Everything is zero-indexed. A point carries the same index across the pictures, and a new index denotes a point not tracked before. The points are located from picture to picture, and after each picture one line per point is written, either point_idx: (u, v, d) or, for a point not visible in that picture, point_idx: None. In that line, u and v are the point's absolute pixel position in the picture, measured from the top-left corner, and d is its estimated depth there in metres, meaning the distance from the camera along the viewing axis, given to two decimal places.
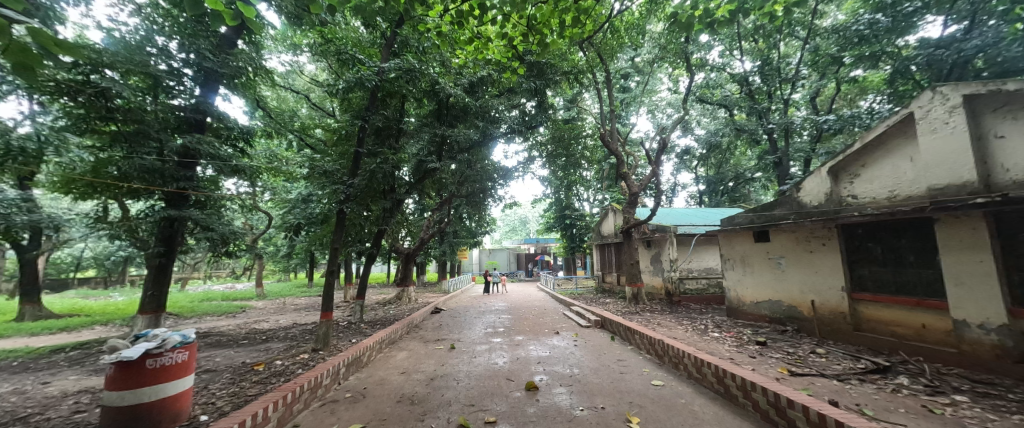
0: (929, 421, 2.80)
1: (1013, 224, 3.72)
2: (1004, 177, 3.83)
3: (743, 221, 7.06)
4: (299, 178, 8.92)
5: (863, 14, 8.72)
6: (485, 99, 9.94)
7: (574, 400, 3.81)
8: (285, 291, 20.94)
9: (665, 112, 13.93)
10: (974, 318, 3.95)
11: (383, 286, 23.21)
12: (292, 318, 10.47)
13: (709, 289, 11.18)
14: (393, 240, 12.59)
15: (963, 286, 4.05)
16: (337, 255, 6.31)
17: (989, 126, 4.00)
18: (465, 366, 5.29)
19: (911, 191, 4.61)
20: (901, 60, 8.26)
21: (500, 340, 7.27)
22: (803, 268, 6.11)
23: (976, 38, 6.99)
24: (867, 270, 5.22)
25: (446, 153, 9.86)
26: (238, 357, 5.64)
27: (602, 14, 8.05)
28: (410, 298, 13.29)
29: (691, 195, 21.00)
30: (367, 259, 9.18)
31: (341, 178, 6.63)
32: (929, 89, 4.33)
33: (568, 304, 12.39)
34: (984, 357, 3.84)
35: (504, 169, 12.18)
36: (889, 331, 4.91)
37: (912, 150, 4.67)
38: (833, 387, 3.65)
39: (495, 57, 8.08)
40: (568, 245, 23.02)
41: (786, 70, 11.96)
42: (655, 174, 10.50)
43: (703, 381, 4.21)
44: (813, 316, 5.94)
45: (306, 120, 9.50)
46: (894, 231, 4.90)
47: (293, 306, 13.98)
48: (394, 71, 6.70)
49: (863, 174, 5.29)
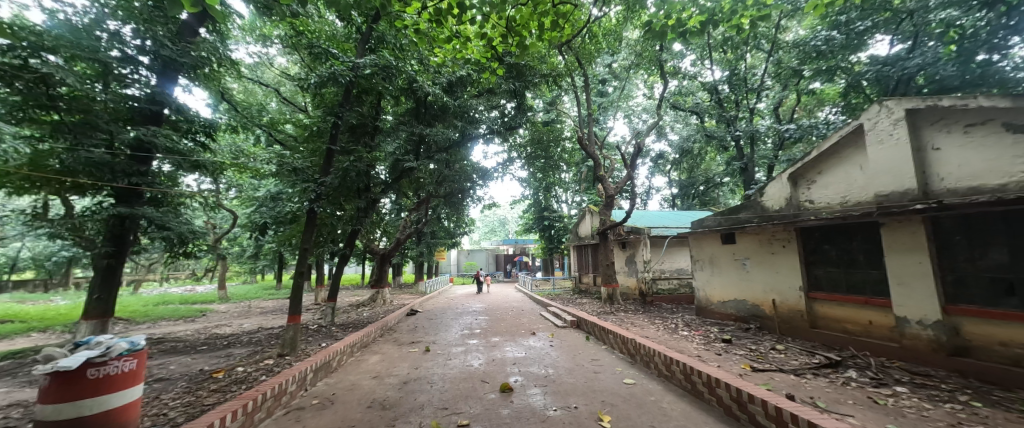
0: (874, 411, 3.00)
1: (947, 227, 4.06)
2: (940, 186, 4.14)
3: (712, 223, 7.37)
4: (267, 175, 8.53)
5: (820, 30, 9.31)
6: (465, 99, 9.86)
7: (548, 400, 3.85)
8: (252, 293, 20.03)
9: (641, 117, 14.35)
10: (915, 314, 4.27)
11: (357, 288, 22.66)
12: (258, 322, 10.00)
13: (680, 289, 11.61)
14: (368, 240, 12.29)
15: (904, 285, 4.39)
16: (307, 256, 6.08)
17: (928, 139, 4.31)
18: (440, 369, 5.22)
19: (861, 197, 4.96)
20: (855, 75, 8.87)
21: (477, 342, 7.23)
22: (766, 268, 6.43)
23: (918, 57, 7.50)
24: (823, 270, 5.56)
25: (424, 152, 9.75)
26: (196, 364, 5.32)
27: (581, 19, 8.21)
28: (385, 300, 13.04)
29: (664, 198, 21.74)
30: (340, 261, 8.89)
31: (312, 176, 6.37)
32: (877, 103, 4.68)
33: (545, 304, 12.49)
34: (922, 350, 4.18)
35: (483, 169, 12.19)
36: (841, 328, 5.24)
37: (861, 158, 5.02)
38: (790, 382, 3.86)
39: (474, 56, 8.05)
40: (547, 245, 23.32)
41: (752, 81, 12.65)
42: (629, 177, 10.67)
43: (671, 378, 4.35)
44: (774, 314, 6.25)
45: (276, 115, 9.12)
46: (846, 234, 5.23)
47: (259, 309, 13.35)
48: (370, 68, 6.52)
49: (818, 181, 5.64)
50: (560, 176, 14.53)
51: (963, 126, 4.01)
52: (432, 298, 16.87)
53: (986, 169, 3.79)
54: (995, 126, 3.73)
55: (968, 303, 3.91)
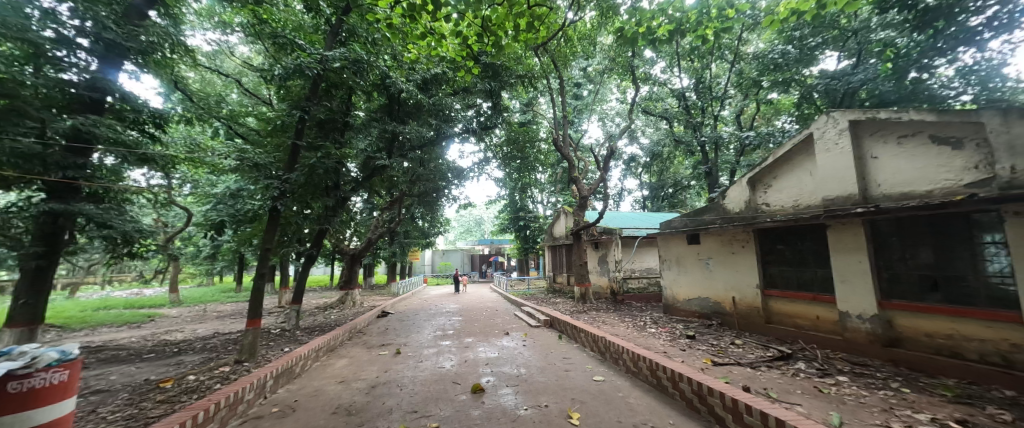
0: (819, 400, 3.24)
1: (884, 229, 4.44)
2: (878, 191, 4.52)
3: (679, 224, 7.68)
4: (225, 171, 8.03)
5: (777, 45, 9.91)
6: (439, 97, 9.70)
7: (519, 400, 3.86)
8: (207, 296, 18.78)
9: (614, 121, 14.71)
10: (854, 310, 4.64)
11: (326, 290, 21.82)
12: (213, 327, 9.39)
13: (649, 288, 11.99)
14: (337, 240, 11.88)
15: (846, 282, 4.76)
16: (269, 256, 5.79)
17: (867, 148, 4.68)
18: (410, 372, 5.12)
19: (811, 201, 5.33)
20: (808, 87, 9.48)
21: (450, 343, 7.15)
22: (727, 267, 6.76)
23: (861, 73, 8.24)
24: (777, 269, 5.93)
25: (398, 150, 9.54)
26: (141, 374, 4.93)
27: (556, 22, 8.28)
28: (355, 302, 12.62)
29: (635, 200, 22.41)
30: (306, 261, 8.53)
31: (275, 173, 6.06)
32: (824, 114, 5.05)
33: (519, 304, 12.54)
34: (861, 342, 4.55)
35: (458, 169, 12.07)
36: (792, 323, 5.61)
37: (811, 165, 5.40)
38: (747, 375, 4.08)
39: (449, 54, 7.94)
40: (522, 246, 23.41)
41: (716, 89, 13.30)
42: (603, 179, 10.87)
43: (638, 374, 4.49)
44: (734, 311, 6.60)
45: (237, 107, 8.61)
46: (798, 235, 5.60)
47: (215, 313, 12.54)
48: (339, 61, 6.28)
49: (774, 185, 5.99)
50: (535, 177, 14.64)
51: (897, 137, 4.38)
52: (404, 299, 16.53)
53: (917, 177, 4.16)
54: (924, 138, 4.10)
55: (900, 298, 4.30)
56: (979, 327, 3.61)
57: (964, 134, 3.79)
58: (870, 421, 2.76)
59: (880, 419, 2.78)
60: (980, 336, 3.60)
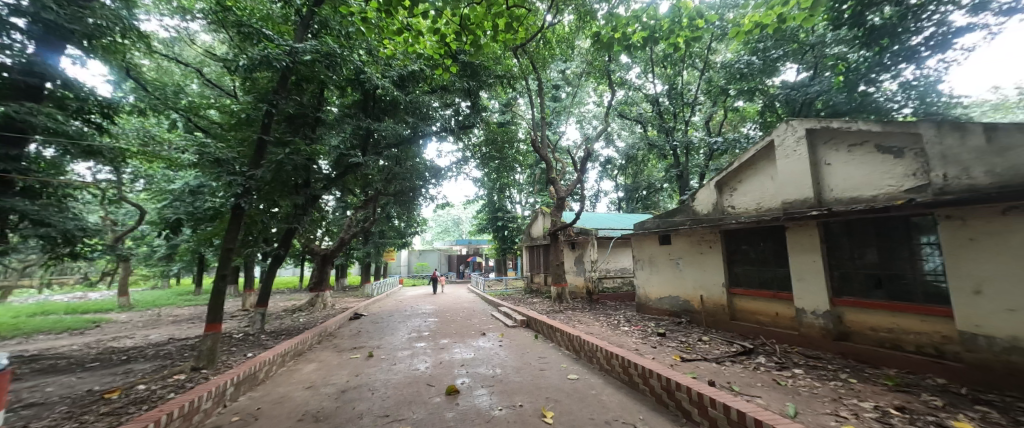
0: (776, 391, 3.43)
1: (836, 230, 4.76)
2: (830, 195, 4.84)
3: (651, 225, 7.90)
4: (184, 166, 7.56)
5: (743, 55, 10.42)
6: (416, 95, 9.55)
7: (494, 400, 3.86)
8: (162, 299, 17.57)
9: (591, 123, 15.01)
10: (810, 306, 4.95)
11: (294, 292, 20.95)
12: (168, 332, 8.80)
13: (624, 287, 12.30)
14: (307, 240, 11.43)
15: (802, 280, 5.06)
16: (231, 257, 5.49)
17: (821, 155, 5.01)
18: (383, 375, 5.00)
19: (772, 204, 5.63)
20: (770, 96, 10.02)
21: (425, 344, 7.05)
22: (696, 267, 7.02)
23: (817, 85, 8.81)
24: (742, 269, 6.22)
25: (372, 147, 9.34)
26: (83, 384, 4.55)
27: (536, 24, 8.33)
28: (325, 304, 12.20)
29: (611, 202, 22.93)
30: (273, 262, 8.15)
31: (239, 168, 5.76)
32: (784, 122, 5.36)
33: (496, 304, 12.53)
34: (815, 337, 4.86)
35: (436, 168, 11.92)
36: (754, 319, 5.91)
37: (772, 170, 5.71)
38: (712, 369, 4.26)
39: (427, 51, 7.83)
40: (500, 246, 23.37)
41: (687, 96, 13.84)
42: (579, 180, 11.02)
43: (611, 372, 4.59)
44: (701, 309, 6.86)
45: (197, 99, 8.12)
46: (760, 236, 5.90)
47: (171, 318, 11.74)
48: (310, 54, 6.06)
49: (739, 189, 6.28)
50: (513, 177, 14.66)
51: (847, 145, 4.70)
52: (378, 301, 16.12)
53: (864, 183, 4.48)
54: (870, 147, 4.43)
55: (849, 295, 4.62)
56: (915, 320, 3.94)
57: (905, 144, 4.12)
58: (822, 410, 2.95)
59: (831, 408, 2.97)
60: (916, 329, 3.93)
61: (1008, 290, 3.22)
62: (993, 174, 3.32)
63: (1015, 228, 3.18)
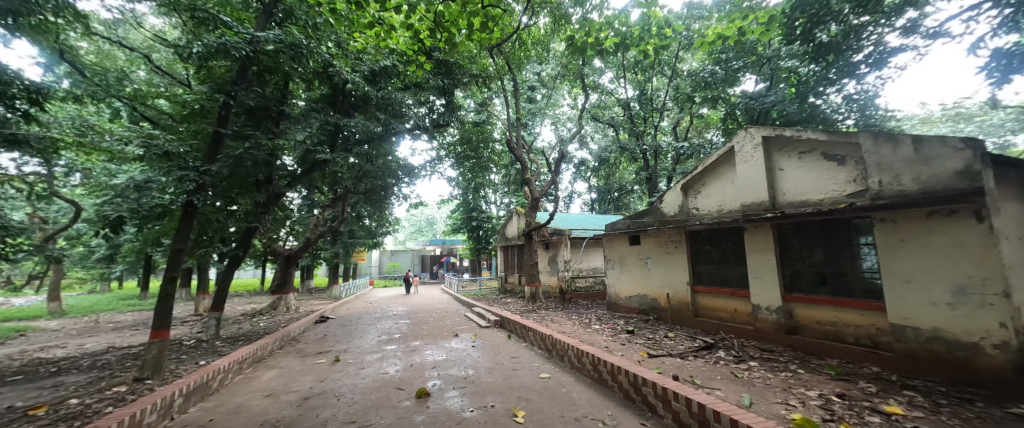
0: (734, 383, 3.62)
1: (788, 231, 5.07)
2: (783, 199, 5.16)
3: (622, 226, 8.10)
4: (128, 159, 6.96)
5: (708, 64, 10.93)
6: (389, 91, 9.31)
7: (465, 402, 3.82)
8: (103, 305, 16.09)
9: (566, 125, 15.24)
10: (764, 302, 5.25)
11: (256, 294, 19.85)
12: (109, 340, 8.08)
13: (596, 286, 12.58)
14: (270, 240, 10.86)
15: (758, 278, 5.36)
16: (182, 258, 5.13)
17: (775, 161, 5.33)
18: (350, 380, 4.83)
19: (732, 206, 5.93)
20: (732, 105, 10.57)
21: (396, 347, 6.88)
22: (663, 266, 7.27)
23: (773, 96, 9.42)
24: (704, 268, 6.51)
25: (341, 144, 9.05)
26: (3, 401, 4.08)
27: (511, 26, 8.34)
28: (289, 307, 11.66)
29: (585, 203, 23.36)
30: (231, 264, 7.69)
31: (192, 163, 5.37)
32: (743, 129, 5.67)
33: (470, 305, 12.47)
34: (768, 331, 5.17)
35: (409, 166, 11.68)
36: (715, 315, 6.20)
37: (732, 174, 6.01)
38: (677, 364, 4.43)
39: (399, 47, 7.63)
40: (474, 246, 23.19)
41: (657, 101, 14.32)
42: (554, 182, 11.13)
43: (582, 369, 4.67)
44: (667, 307, 7.12)
45: (145, 87, 7.51)
46: (722, 236, 6.19)
47: (112, 324, 10.78)
48: (273, 44, 5.75)
49: (702, 192, 6.56)
50: (488, 177, 14.61)
51: (798, 153, 5.03)
52: (347, 303, 15.59)
53: (813, 187, 4.80)
54: (818, 154, 4.76)
55: (799, 291, 4.94)
56: (855, 315, 4.29)
57: (847, 152, 4.46)
58: (774, 399, 3.14)
59: (781, 397, 3.17)
60: (855, 323, 4.28)
61: (931, 285, 3.59)
62: (920, 182, 3.69)
63: (938, 231, 3.55)
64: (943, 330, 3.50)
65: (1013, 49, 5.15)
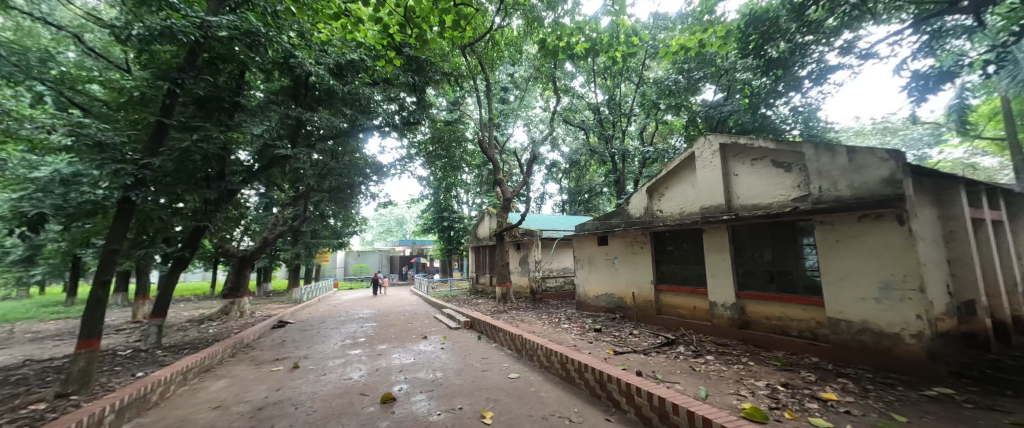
0: (693, 377, 3.79)
1: (742, 233, 5.37)
2: (737, 203, 5.47)
3: (591, 226, 8.24)
4: (52, 149, 6.23)
5: (672, 73, 11.42)
6: (356, 86, 8.97)
7: (432, 405, 3.74)
8: (20, 313, 14.28)
9: (538, 127, 15.38)
10: (720, 299, 5.55)
11: (207, 299, 18.45)
12: (26, 352, 7.18)
13: (565, 286, 12.75)
14: (222, 240, 10.12)
15: (715, 276, 5.64)
16: (116, 259, 4.65)
17: (731, 167, 5.64)
18: (310, 387, 4.60)
19: (692, 209, 6.21)
20: (693, 113, 11.09)
21: (360, 351, 6.63)
22: (630, 266, 7.49)
23: (729, 106, 10.03)
24: (667, 267, 6.77)
25: (304, 140, 8.63)
26: None
27: (484, 25, 8.28)
28: (243, 312, 10.92)
29: (556, 204, 23.67)
30: (175, 265, 7.08)
31: (131, 155, 4.91)
32: (702, 136, 5.96)
33: (440, 306, 12.24)
34: (723, 326, 5.46)
35: (377, 164, 11.33)
36: (677, 312, 6.47)
37: (692, 178, 6.30)
38: (640, 360, 4.58)
39: (367, 40, 7.35)
40: (445, 247, 22.84)
41: (625, 107, 14.76)
42: (526, 182, 11.17)
43: (550, 368, 4.72)
44: (633, 305, 7.34)
45: (75, 70, 6.74)
46: (683, 237, 6.45)
47: (31, 335, 9.61)
48: (226, 30, 5.34)
49: (665, 195, 6.82)
50: (460, 177, 14.43)
51: (750, 160, 5.34)
52: (309, 307, 14.84)
53: (763, 192, 5.12)
54: (767, 161, 5.09)
55: (750, 289, 5.25)
56: (798, 309, 4.63)
57: (793, 161, 4.79)
58: (727, 390, 3.32)
59: (733, 388, 3.36)
60: (798, 317, 4.61)
61: (862, 282, 3.94)
62: (853, 188, 4.04)
63: (867, 233, 3.90)
64: (871, 322, 3.86)
65: (929, 72, 5.74)
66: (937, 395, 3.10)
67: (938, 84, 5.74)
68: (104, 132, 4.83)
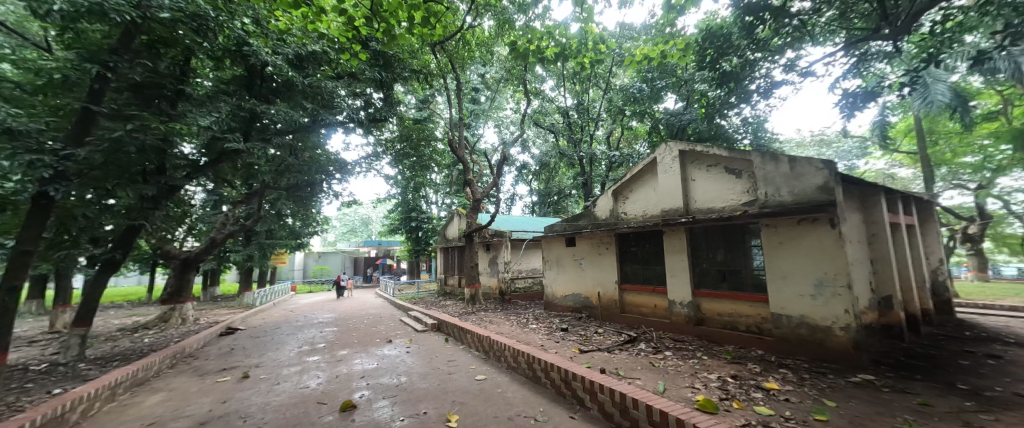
0: (653, 372, 3.93)
1: (699, 235, 5.65)
2: (694, 206, 5.75)
3: (559, 228, 8.34)
4: None
5: (637, 81, 11.88)
6: (318, 79, 8.55)
7: (395, 411, 3.62)
8: None
9: (509, 129, 15.44)
10: (678, 297, 5.81)
11: (145, 304, 16.83)
12: None
13: (534, 287, 12.84)
14: (162, 240, 9.27)
15: (674, 276, 5.90)
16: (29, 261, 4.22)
17: (688, 172, 5.92)
18: (261, 397, 4.31)
19: (654, 212, 6.46)
20: (656, 120, 11.59)
21: (319, 358, 6.30)
22: (596, 266, 7.66)
23: (686, 115, 10.60)
24: (630, 267, 6.99)
25: (258, 133, 8.10)
26: None
27: (454, 24, 8.17)
28: (185, 318, 10.05)
29: (526, 205, 23.81)
30: (103, 268, 6.39)
31: (49, 144, 4.38)
32: (664, 142, 6.21)
33: (407, 309, 11.90)
34: (681, 323, 5.73)
35: (341, 162, 10.84)
36: (639, 311, 6.71)
37: (654, 182, 6.55)
38: (604, 358, 4.69)
39: (330, 31, 7.03)
40: (413, 248, 22.29)
41: (593, 112, 15.12)
42: (496, 183, 11.15)
43: (517, 368, 4.73)
44: (598, 305, 7.52)
45: None
46: (645, 239, 6.70)
47: None
48: (169, 12, 4.90)
49: (629, 197, 7.04)
50: (429, 177, 14.15)
51: (706, 166, 5.65)
52: (263, 312, 13.92)
53: (717, 197, 5.42)
54: (721, 168, 5.40)
55: (705, 287, 5.54)
56: (747, 306, 4.95)
57: (743, 168, 5.12)
58: (683, 384, 3.48)
59: (689, 382, 3.52)
60: (747, 313, 4.94)
61: (800, 280, 4.28)
62: (795, 194, 4.38)
63: (805, 235, 4.25)
64: (807, 316, 4.20)
65: (856, 91, 6.35)
66: (861, 381, 3.42)
67: (864, 102, 6.37)
68: (15, 118, 4.25)
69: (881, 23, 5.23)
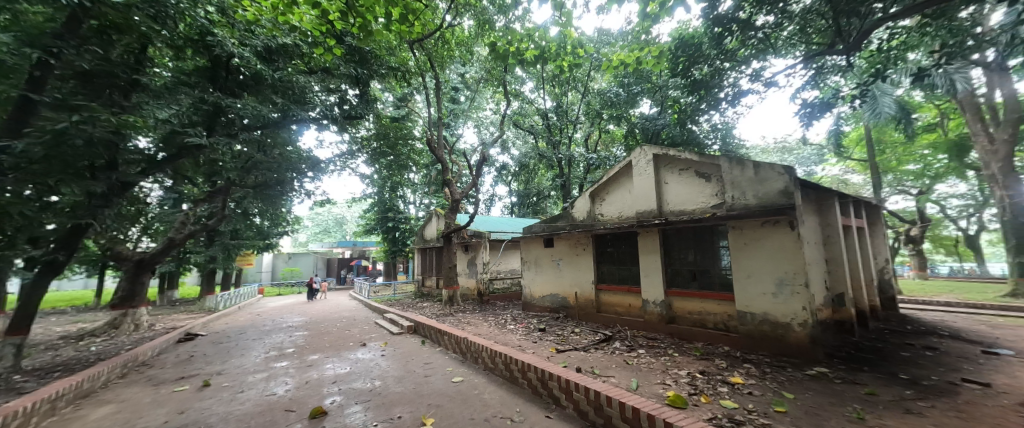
0: (626, 369, 4.03)
1: (671, 236, 5.83)
2: (667, 208, 5.94)
3: (537, 229, 8.40)
4: None
5: (614, 86, 12.15)
6: (289, 73, 8.24)
7: (368, 416, 3.54)
8: None
9: (488, 129, 15.42)
10: (651, 297, 5.98)
11: (95, 309, 15.65)
12: None
13: (512, 288, 12.86)
14: (115, 240, 8.66)
15: (647, 276, 6.07)
16: None
17: (662, 176, 6.11)
18: (223, 407, 4.09)
19: (629, 213, 6.62)
20: (632, 124, 11.89)
21: (287, 363, 6.05)
22: (573, 267, 7.77)
23: (659, 120, 10.97)
24: (606, 268, 7.14)
25: (223, 128, 7.71)
26: None
27: (433, 23, 8.08)
28: (140, 324, 9.41)
29: (505, 206, 23.82)
30: (45, 270, 5.91)
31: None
32: (638, 146, 6.38)
33: (382, 311, 11.64)
34: (654, 322, 5.89)
35: (314, 159, 10.47)
36: (614, 310, 6.86)
37: (629, 184, 6.72)
38: (580, 357, 4.77)
39: (303, 25, 6.79)
40: (389, 249, 21.83)
41: (571, 115, 15.33)
42: (475, 184, 11.10)
43: (494, 369, 4.72)
44: (575, 304, 7.63)
45: None
46: (620, 240, 6.85)
47: None
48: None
49: (605, 199, 7.19)
50: (407, 176, 13.90)
51: (678, 169, 5.85)
52: (227, 316, 13.24)
53: (688, 199, 5.62)
54: (692, 172, 5.60)
55: (677, 287, 5.73)
56: (714, 304, 5.17)
57: (712, 172, 5.33)
58: (655, 380, 3.59)
59: (661, 378, 3.63)
60: (714, 311, 5.15)
61: (763, 279, 4.51)
62: (759, 198, 4.61)
63: (768, 236, 4.48)
64: (769, 314, 4.43)
65: (814, 101, 6.76)
66: (816, 374, 3.64)
67: (821, 112, 6.79)
68: None
69: (836, 39, 5.59)
